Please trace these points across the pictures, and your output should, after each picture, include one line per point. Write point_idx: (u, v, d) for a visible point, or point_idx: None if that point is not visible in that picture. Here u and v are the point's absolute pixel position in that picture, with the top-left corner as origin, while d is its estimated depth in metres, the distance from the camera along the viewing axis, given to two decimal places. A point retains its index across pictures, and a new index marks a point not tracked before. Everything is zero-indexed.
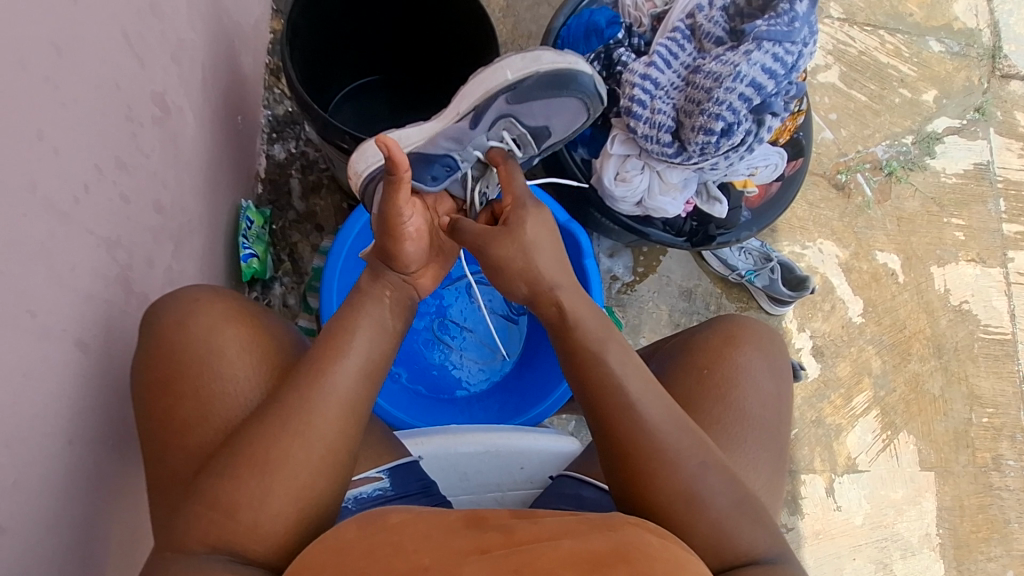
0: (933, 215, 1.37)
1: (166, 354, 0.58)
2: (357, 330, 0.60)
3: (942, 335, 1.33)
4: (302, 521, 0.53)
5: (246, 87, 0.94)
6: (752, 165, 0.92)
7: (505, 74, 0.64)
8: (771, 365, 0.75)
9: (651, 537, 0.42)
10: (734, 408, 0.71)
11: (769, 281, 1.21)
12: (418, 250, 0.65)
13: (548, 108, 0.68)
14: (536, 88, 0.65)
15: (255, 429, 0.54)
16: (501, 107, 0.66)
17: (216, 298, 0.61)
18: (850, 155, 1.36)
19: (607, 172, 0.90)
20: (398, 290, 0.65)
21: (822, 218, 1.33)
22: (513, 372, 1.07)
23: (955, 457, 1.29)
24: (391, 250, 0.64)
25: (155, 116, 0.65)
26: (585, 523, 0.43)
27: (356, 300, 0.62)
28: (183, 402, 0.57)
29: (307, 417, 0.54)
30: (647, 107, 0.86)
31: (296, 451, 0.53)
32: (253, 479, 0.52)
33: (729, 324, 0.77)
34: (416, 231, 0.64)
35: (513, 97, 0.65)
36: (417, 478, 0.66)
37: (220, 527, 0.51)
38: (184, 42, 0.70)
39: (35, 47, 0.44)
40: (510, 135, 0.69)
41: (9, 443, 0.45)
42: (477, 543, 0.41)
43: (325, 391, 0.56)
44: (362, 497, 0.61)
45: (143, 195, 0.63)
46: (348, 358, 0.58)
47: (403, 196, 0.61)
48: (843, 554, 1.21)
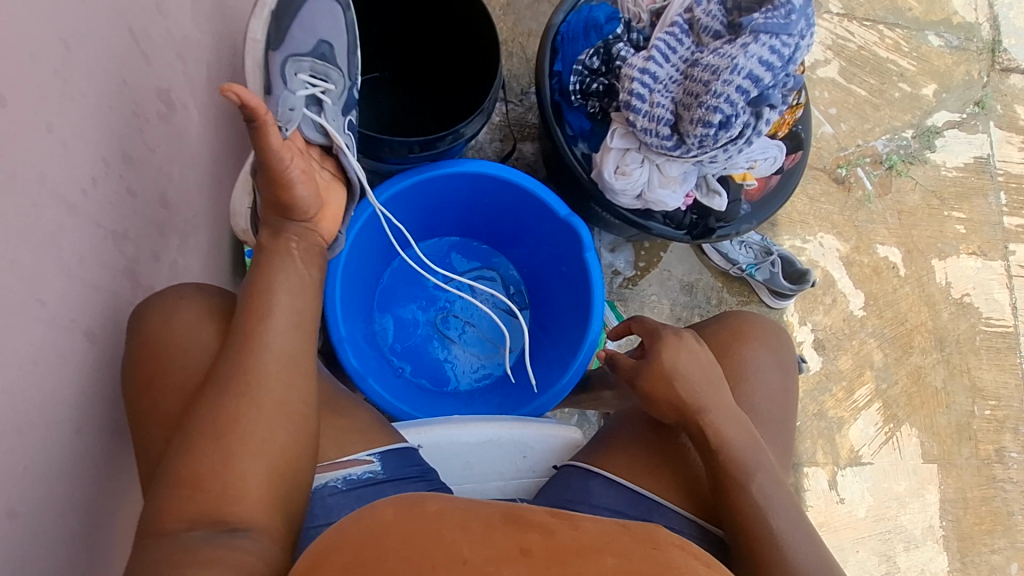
0: (934, 209, 1.37)
1: (131, 351, 0.59)
2: (279, 289, 0.63)
3: (944, 328, 1.33)
4: (276, 480, 0.54)
5: None
6: (751, 157, 0.93)
7: (256, 38, 0.76)
8: (773, 355, 0.75)
9: (697, 563, 0.42)
10: (736, 396, 0.72)
11: (770, 275, 1.22)
12: (310, 193, 0.68)
13: (307, 25, 0.78)
14: (283, 19, 0.76)
15: (209, 400, 0.55)
16: (275, 58, 0.76)
17: (199, 296, 0.63)
18: (850, 149, 1.36)
19: (607, 166, 0.90)
20: (304, 237, 0.69)
21: (823, 212, 1.34)
22: (516, 367, 1.08)
23: (957, 450, 1.29)
24: (283, 199, 0.67)
25: (160, 112, 0.66)
26: (628, 538, 0.42)
27: (267, 260, 0.65)
28: (157, 396, 0.58)
29: (249, 375, 0.56)
30: (646, 101, 0.87)
31: (250, 410, 0.55)
32: (214, 447, 0.53)
33: (732, 319, 0.77)
34: (300, 174, 0.67)
35: (275, 41, 0.76)
36: (413, 463, 0.66)
37: (191, 501, 0.51)
38: (188, 40, 0.71)
39: (43, 42, 0.46)
40: (304, 73, 0.76)
41: (19, 429, 0.46)
42: (518, 542, 0.39)
43: (261, 350, 0.58)
44: (352, 478, 0.62)
45: (149, 189, 0.65)
46: (274, 313, 0.61)
47: (274, 139, 0.64)
48: (846, 546, 1.21)
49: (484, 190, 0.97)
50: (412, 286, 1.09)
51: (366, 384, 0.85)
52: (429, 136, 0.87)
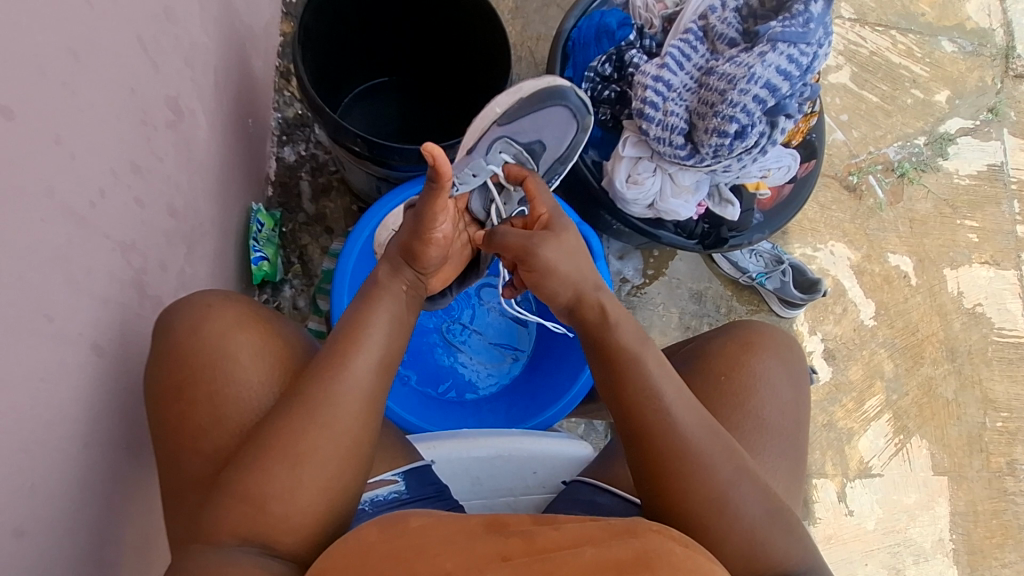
0: (946, 217, 1.36)
1: (182, 360, 0.58)
2: (377, 323, 0.61)
3: (955, 338, 1.31)
4: (331, 512, 0.53)
5: (257, 90, 0.94)
6: (765, 166, 0.91)
7: (494, 109, 0.76)
8: (788, 370, 0.74)
9: (677, 545, 0.41)
10: (751, 413, 0.70)
11: (780, 284, 1.20)
12: (440, 255, 0.67)
13: (539, 122, 0.79)
14: (525, 107, 0.77)
15: (278, 421, 0.54)
16: (497, 131, 0.75)
17: (228, 303, 0.61)
18: (862, 157, 1.35)
19: (619, 175, 0.89)
20: (414, 288, 0.67)
21: (834, 219, 1.32)
22: (523, 375, 1.06)
23: (968, 462, 1.27)
24: (416, 250, 0.66)
25: (169, 119, 0.65)
26: (607, 529, 0.42)
27: (374, 292, 0.63)
28: (200, 405, 0.57)
29: (332, 408, 0.54)
30: (659, 109, 0.85)
31: (325, 441, 0.53)
32: (282, 472, 0.52)
33: (743, 329, 0.76)
34: (444, 237, 0.66)
35: (508, 118, 0.76)
36: (431, 481, 0.65)
37: (250, 520, 0.50)
38: (198, 46, 0.70)
39: (52, 53, 0.44)
40: (508, 153, 0.76)
41: (27, 448, 0.45)
42: (498, 549, 0.39)
43: (348, 384, 0.56)
44: (379, 499, 0.60)
45: (157, 198, 0.63)
46: (368, 349, 0.59)
47: (442, 203, 0.63)
48: (855, 559, 1.20)
49: None
50: None
51: None
52: None
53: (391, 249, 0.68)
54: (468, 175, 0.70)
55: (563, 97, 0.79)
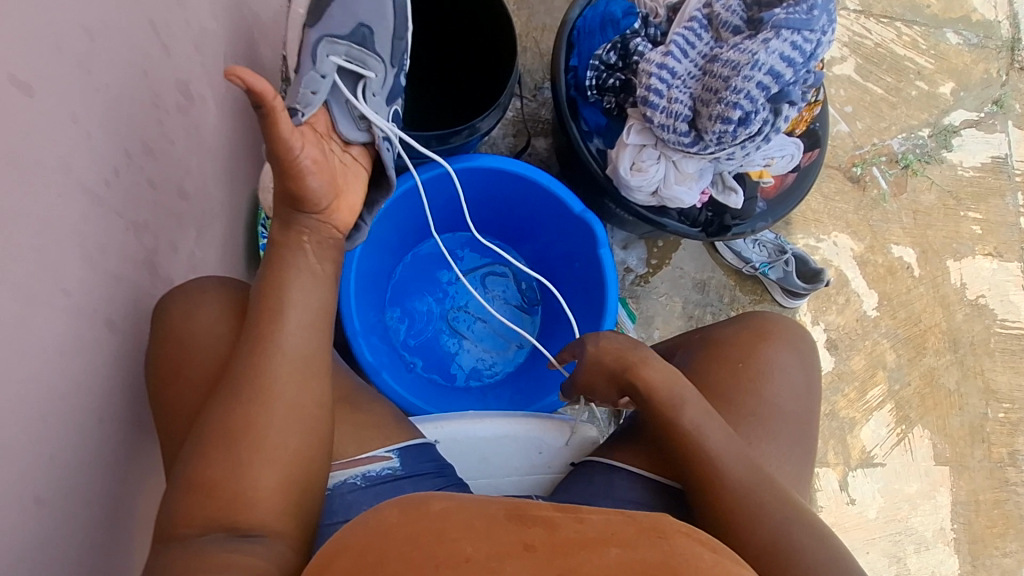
0: (950, 209, 1.36)
1: (172, 345, 0.59)
2: (296, 287, 0.60)
3: (958, 329, 1.32)
4: (288, 482, 0.53)
5: (264, 79, 0.96)
6: (768, 155, 0.92)
7: (304, 13, 0.74)
8: (798, 358, 0.75)
9: (701, 548, 0.42)
10: (755, 397, 0.71)
11: (783, 274, 1.21)
12: (322, 184, 0.63)
13: (347, 9, 0.76)
14: (326, 1, 0.74)
15: (219, 403, 0.54)
16: (314, 36, 0.75)
17: (222, 290, 0.63)
18: (866, 148, 1.35)
19: (623, 162, 0.89)
20: (315, 231, 0.64)
21: (837, 211, 1.33)
22: (526, 364, 1.07)
23: (970, 453, 1.28)
24: (294, 191, 0.62)
25: (179, 104, 0.66)
26: (632, 525, 0.43)
27: (276, 255, 0.62)
28: (183, 392, 0.58)
29: (263, 379, 0.55)
30: (664, 97, 0.86)
31: (263, 417, 0.54)
32: (225, 453, 0.52)
33: (756, 319, 0.77)
34: (313, 164, 0.61)
35: (320, 25, 0.75)
36: (429, 458, 0.64)
37: (205, 507, 0.50)
38: (207, 33, 0.71)
39: (69, 32, 0.46)
40: (339, 56, 0.74)
41: (45, 417, 0.46)
42: (520, 538, 0.40)
43: (273, 353, 0.56)
44: (371, 474, 0.60)
45: (168, 180, 0.64)
46: (287, 314, 0.58)
47: (285, 127, 0.57)
48: (856, 548, 1.20)
49: (497, 187, 0.97)
50: (426, 280, 1.10)
51: (379, 378, 0.85)
52: (445, 131, 0.86)
53: (276, 206, 0.64)
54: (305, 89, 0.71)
55: None
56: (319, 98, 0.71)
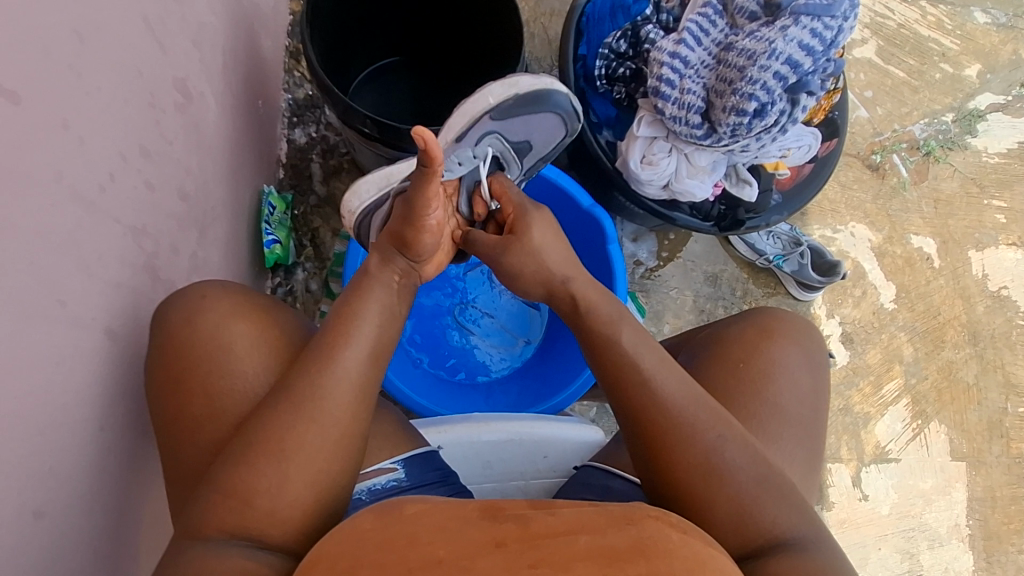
0: (973, 197, 1.32)
1: (196, 348, 0.58)
2: (368, 316, 0.60)
3: (978, 322, 1.28)
4: (321, 505, 0.52)
5: (265, 71, 0.94)
6: (785, 146, 0.89)
7: (488, 100, 0.72)
8: (806, 357, 0.73)
9: (674, 533, 0.43)
10: (768, 401, 0.69)
11: (798, 266, 1.18)
12: (434, 243, 0.65)
13: (529, 123, 0.76)
14: (518, 107, 0.73)
15: (269, 415, 0.53)
16: (488, 124, 0.73)
17: (224, 295, 0.61)
18: (886, 134, 1.31)
19: (633, 156, 0.87)
20: (407, 276, 0.66)
21: (855, 200, 1.29)
22: (535, 358, 1.06)
23: (988, 448, 1.25)
24: (408, 238, 0.64)
25: (177, 102, 0.64)
26: (604, 516, 0.44)
27: (364, 284, 0.62)
28: (196, 400, 0.57)
29: (321, 400, 0.54)
30: (676, 87, 0.82)
31: (310, 435, 0.52)
32: (270, 467, 0.51)
33: (762, 316, 0.75)
34: (437, 225, 0.64)
35: (499, 115, 0.73)
36: (434, 467, 0.62)
37: (238, 515, 0.49)
38: (205, 27, 0.69)
39: (59, 35, 0.44)
40: (493, 149, 0.74)
41: (44, 430, 0.46)
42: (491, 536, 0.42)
43: (337, 376, 0.55)
44: (377, 488, 0.58)
45: (167, 182, 0.63)
46: (359, 341, 0.58)
47: (433, 191, 0.60)
48: (868, 544, 1.19)
49: None
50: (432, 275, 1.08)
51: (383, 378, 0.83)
52: None
53: (382, 239, 0.66)
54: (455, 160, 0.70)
55: (560, 99, 0.76)
56: (459, 172, 0.71)
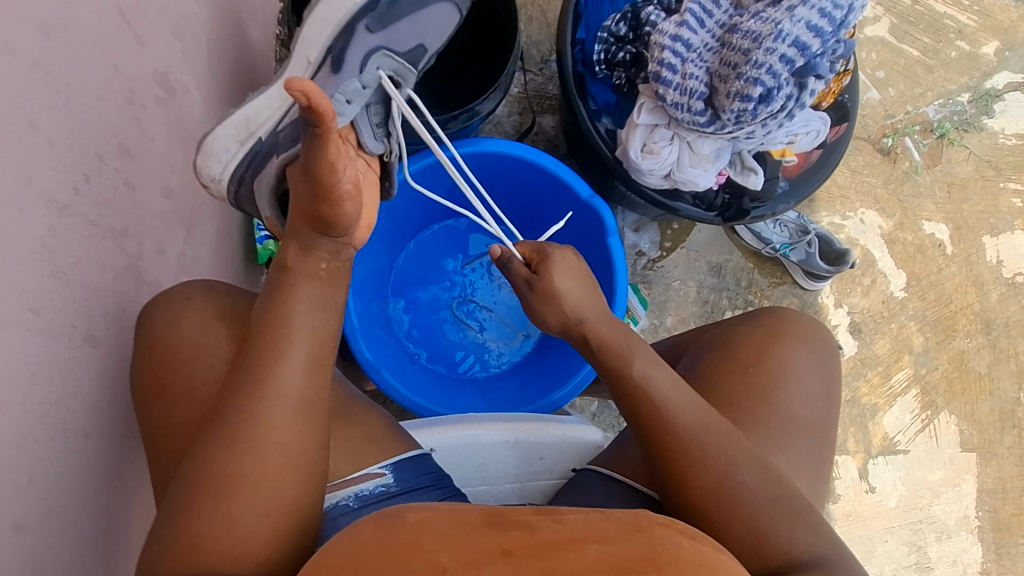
0: (988, 180, 1.27)
1: (183, 352, 0.57)
2: (299, 323, 0.54)
3: (991, 310, 1.25)
4: (281, 531, 0.51)
5: (255, 61, 0.91)
6: (792, 132, 0.85)
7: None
8: (818, 361, 0.71)
9: (682, 538, 0.42)
10: (779, 407, 0.67)
11: (805, 255, 1.15)
12: (357, 210, 0.55)
13: (416, 22, 0.66)
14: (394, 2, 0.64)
15: (203, 452, 0.50)
16: (365, 35, 0.64)
17: (210, 296, 0.60)
18: (898, 117, 1.26)
19: (633, 144, 0.83)
20: (336, 257, 0.57)
21: (865, 185, 1.25)
22: (534, 353, 1.04)
23: (999, 438, 1.23)
24: (326, 216, 0.54)
25: (159, 97, 0.62)
26: (611, 522, 0.42)
27: (284, 286, 0.55)
28: (180, 404, 0.56)
29: (256, 428, 0.51)
30: (678, 72, 0.79)
31: (258, 467, 0.50)
32: (212, 508, 0.49)
33: (774, 318, 0.73)
34: (353, 188, 0.54)
35: (374, 19, 0.64)
36: (427, 470, 0.62)
37: (186, 562, 0.48)
38: (187, 17, 0.66)
39: (22, 31, 0.42)
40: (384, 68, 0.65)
41: (21, 443, 0.44)
42: (497, 543, 0.40)
43: (272, 397, 0.52)
44: (364, 494, 0.58)
45: (149, 180, 0.61)
46: (289, 355, 0.53)
47: (335, 149, 0.50)
48: (874, 536, 1.17)
49: (504, 171, 0.92)
50: (430, 269, 1.06)
51: (379, 376, 0.81)
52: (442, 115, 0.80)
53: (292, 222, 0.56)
54: (340, 96, 0.62)
55: None
56: (352, 110, 0.62)
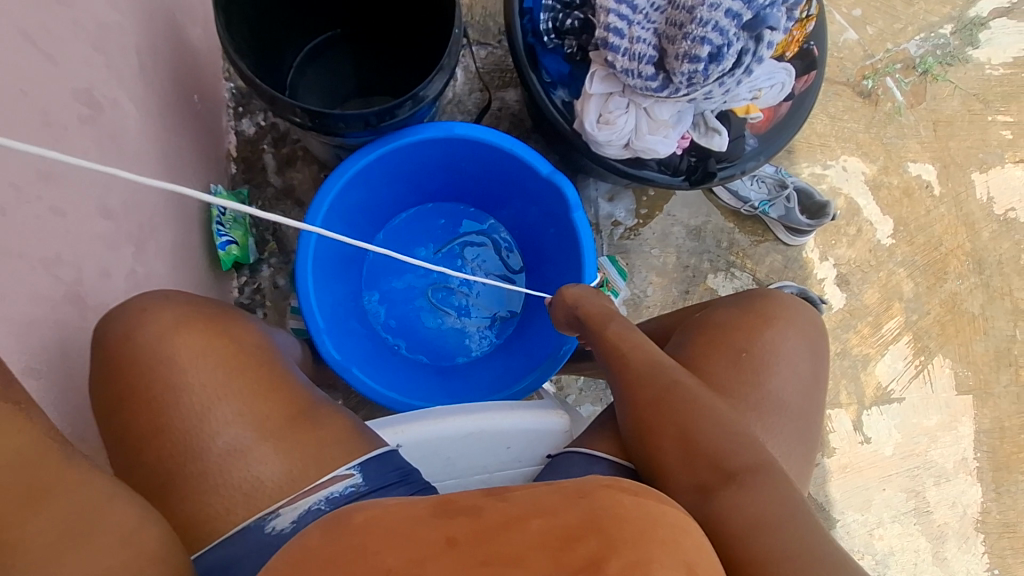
0: (976, 114, 1.23)
1: (139, 361, 0.56)
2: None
3: (983, 249, 1.22)
4: None
5: (200, 64, 0.89)
6: (755, 86, 0.82)
7: None
8: (811, 348, 0.69)
9: (626, 496, 0.40)
10: (768, 392, 0.65)
11: (785, 211, 1.13)
12: None
13: None
14: None
15: None
16: None
17: (164, 304, 0.59)
18: (878, 56, 1.21)
19: (588, 116, 0.80)
20: None
21: (845, 131, 1.21)
22: (515, 334, 1.03)
23: (995, 378, 1.21)
24: None
25: (83, 115, 0.60)
26: (557, 492, 0.40)
27: None
28: (138, 416, 0.55)
29: None
30: (625, 37, 0.76)
31: None
32: None
33: (762, 303, 0.71)
34: None
35: None
36: (395, 466, 0.60)
37: None
38: (108, 29, 0.64)
39: None
40: None
41: None
42: (443, 533, 0.37)
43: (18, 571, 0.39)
44: (335, 496, 0.56)
45: (83, 203, 0.60)
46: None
47: None
48: (871, 486, 1.17)
49: (462, 152, 0.90)
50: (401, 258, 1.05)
51: (350, 375, 0.81)
52: (388, 104, 0.76)
53: None
54: None
55: None
56: None
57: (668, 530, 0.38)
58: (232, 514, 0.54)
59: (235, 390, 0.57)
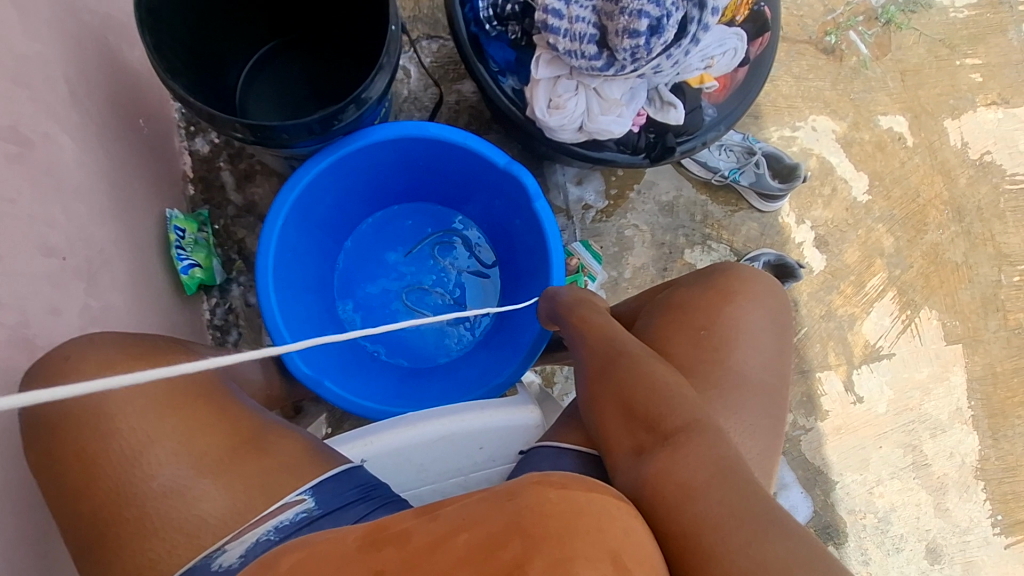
0: (943, 60, 1.20)
1: (65, 411, 0.54)
2: None
3: (961, 197, 1.20)
4: None
5: (142, 86, 0.87)
6: (706, 54, 0.81)
7: None
8: (773, 318, 0.68)
9: (553, 492, 0.39)
10: (731, 367, 0.64)
11: (755, 178, 1.11)
12: None
13: None
14: None
15: None
16: None
17: (88, 350, 0.58)
18: (839, 10, 1.18)
19: (538, 102, 0.79)
20: None
21: (812, 90, 1.19)
22: (491, 329, 1.02)
23: (984, 324, 1.20)
24: None
25: (11, 153, 0.59)
26: (488, 500, 0.40)
27: None
28: (71, 468, 0.53)
29: None
30: (564, 17, 0.74)
31: None
32: None
33: (720, 276, 0.70)
34: None
35: None
36: (353, 485, 0.59)
37: None
38: (31, 62, 0.63)
39: None
40: None
41: None
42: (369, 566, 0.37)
43: None
44: (284, 524, 0.54)
45: (22, 244, 0.59)
46: None
47: None
48: (868, 444, 1.17)
49: (413, 151, 0.88)
50: (372, 264, 1.04)
51: (323, 389, 0.81)
52: (329, 110, 0.74)
53: None
54: None
55: None
56: None
57: (592, 520, 0.38)
58: (179, 552, 0.52)
59: (170, 428, 0.56)
